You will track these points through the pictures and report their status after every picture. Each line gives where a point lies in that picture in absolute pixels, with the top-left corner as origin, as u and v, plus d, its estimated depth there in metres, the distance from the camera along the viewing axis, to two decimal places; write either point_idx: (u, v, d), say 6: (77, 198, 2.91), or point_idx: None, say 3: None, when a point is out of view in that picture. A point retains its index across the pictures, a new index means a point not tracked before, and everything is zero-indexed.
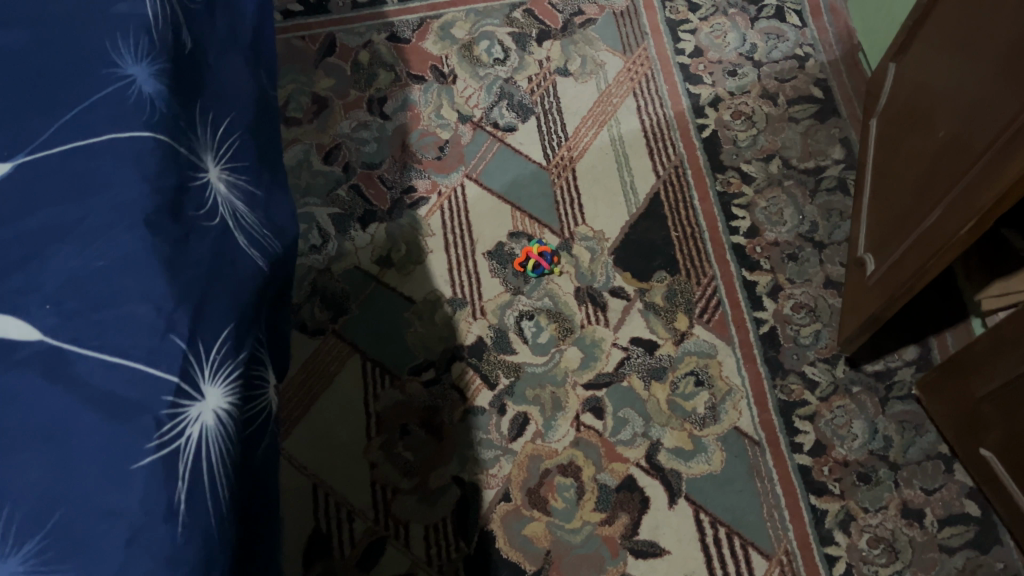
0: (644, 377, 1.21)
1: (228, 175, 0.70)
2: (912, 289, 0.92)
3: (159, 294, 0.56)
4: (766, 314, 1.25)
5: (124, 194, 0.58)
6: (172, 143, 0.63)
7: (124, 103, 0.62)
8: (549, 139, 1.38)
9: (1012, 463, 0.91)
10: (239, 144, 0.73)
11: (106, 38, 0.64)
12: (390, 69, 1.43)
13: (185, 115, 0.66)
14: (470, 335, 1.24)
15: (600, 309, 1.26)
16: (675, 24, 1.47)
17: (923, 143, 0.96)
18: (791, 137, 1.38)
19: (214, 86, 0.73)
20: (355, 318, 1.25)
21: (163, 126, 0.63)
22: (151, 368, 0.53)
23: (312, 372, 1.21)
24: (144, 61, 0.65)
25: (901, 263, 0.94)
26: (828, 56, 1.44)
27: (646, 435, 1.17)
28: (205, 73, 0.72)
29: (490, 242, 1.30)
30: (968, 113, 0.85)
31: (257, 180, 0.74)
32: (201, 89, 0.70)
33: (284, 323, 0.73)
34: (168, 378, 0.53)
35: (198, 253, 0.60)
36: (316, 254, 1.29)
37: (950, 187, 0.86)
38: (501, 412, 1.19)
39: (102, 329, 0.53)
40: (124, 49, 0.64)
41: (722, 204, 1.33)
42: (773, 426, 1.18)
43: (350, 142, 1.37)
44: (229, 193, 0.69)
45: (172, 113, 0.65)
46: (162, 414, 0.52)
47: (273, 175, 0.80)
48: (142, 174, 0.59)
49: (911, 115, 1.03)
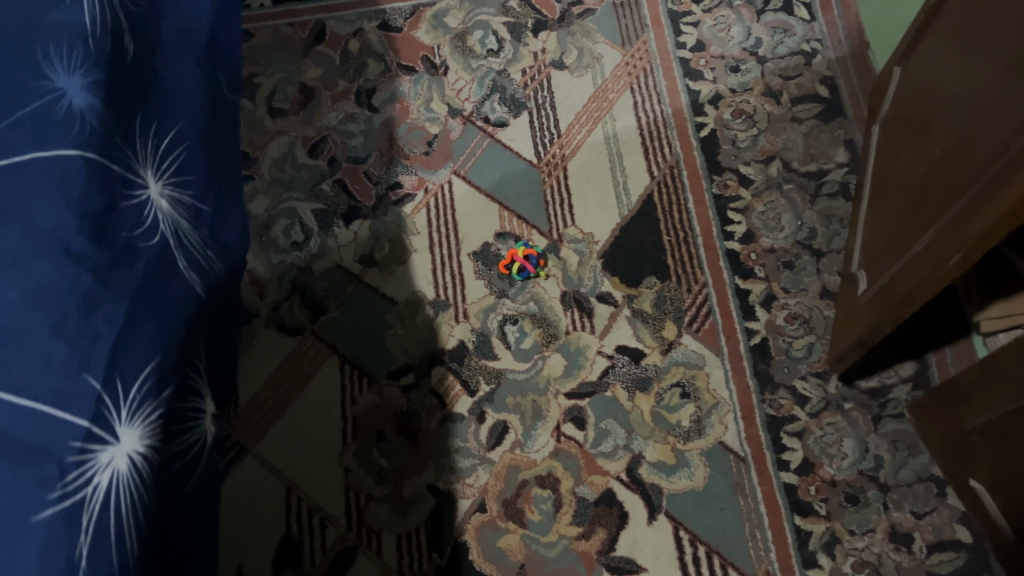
0: (628, 387, 1.17)
1: (170, 190, 0.67)
2: (899, 315, 0.88)
3: (75, 329, 0.53)
4: (758, 324, 1.21)
5: (45, 218, 0.54)
6: (104, 162, 0.60)
7: (52, 118, 0.58)
8: (541, 135, 1.33)
9: (1000, 499, 0.87)
10: (184, 158, 0.70)
11: (36, 43, 0.60)
12: (380, 59, 1.39)
13: (120, 130, 0.63)
14: (452, 338, 1.21)
15: (586, 315, 1.22)
16: (677, 16, 1.41)
17: (920, 158, 0.91)
18: (793, 138, 1.32)
19: (160, 95, 0.69)
20: (335, 319, 1.22)
21: (94, 143, 0.60)
22: (61, 411, 0.50)
23: (289, 374, 1.19)
24: (77, 73, 0.61)
25: (890, 286, 0.90)
26: (837, 52, 1.37)
27: (628, 447, 1.14)
28: (150, 82, 0.69)
29: (476, 243, 1.27)
30: (965, 134, 0.79)
31: (202, 196, 0.71)
32: (142, 99, 0.67)
33: (221, 347, 0.71)
34: (78, 422, 0.51)
35: (123, 282, 0.58)
36: (298, 251, 1.26)
37: (941, 211, 0.81)
38: (480, 419, 1.16)
39: (12, 366, 0.49)
40: (56, 58, 0.60)
41: (718, 208, 1.28)
42: (760, 443, 1.14)
43: (336, 134, 1.33)
44: (171, 211, 0.66)
45: (106, 128, 0.61)
46: (68, 462, 0.49)
47: (224, 188, 0.76)
48: (67, 198, 0.56)
49: (911, 126, 0.97)
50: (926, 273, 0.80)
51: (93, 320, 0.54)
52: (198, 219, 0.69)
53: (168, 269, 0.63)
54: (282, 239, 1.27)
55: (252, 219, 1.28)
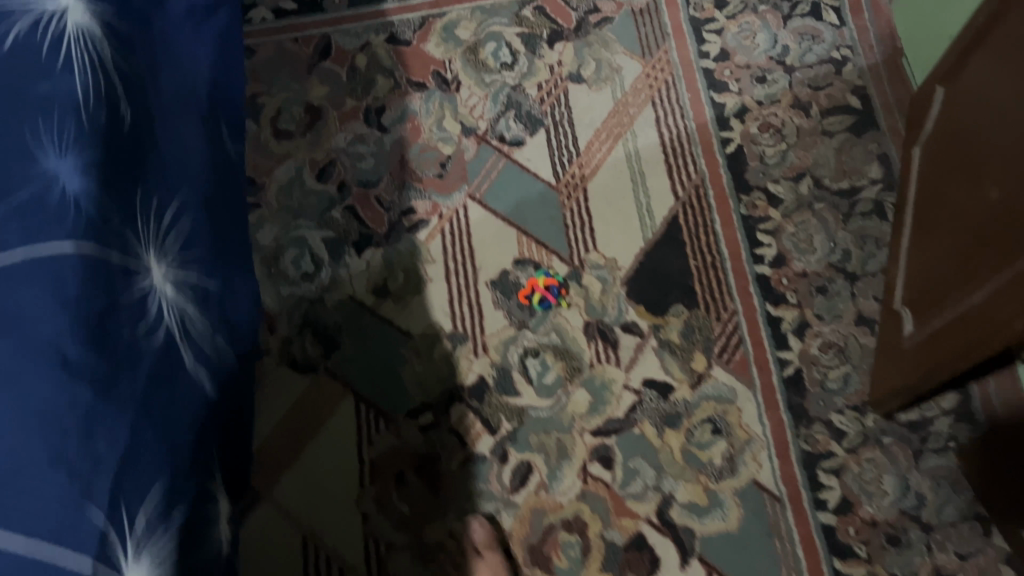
0: (657, 424, 1.13)
1: (175, 272, 0.61)
2: (955, 369, 0.82)
3: (74, 457, 0.48)
4: (791, 354, 1.15)
5: (37, 330, 0.49)
6: (102, 253, 0.54)
7: (43, 210, 0.53)
8: (559, 155, 1.27)
9: None
10: (188, 228, 0.65)
11: (26, 125, 0.55)
12: (389, 75, 1.32)
13: (120, 211, 0.57)
14: (471, 374, 1.16)
15: (611, 346, 1.17)
16: (700, 23, 1.34)
17: (973, 197, 0.85)
18: (824, 153, 1.26)
19: (161, 163, 0.64)
20: (349, 355, 1.17)
21: (91, 233, 0.54)
22: (61, 558, 0.45)
23: (304, 415, 1.14)
24: (70, 153, 0.55)
25: (944, 337, 0.84)
26: (868, 59, 1.30)
27: (658, 488, 1.09)
28: (150, 150, 0.63)
29: (494, 270, 1.21)
30: (1020, 190, 0.74)
31: (209, 271, 0.65)
32: (141, 171, 0.61)
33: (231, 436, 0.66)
34: (81, 568, 0.46)
35: (127, 391, 0.52)
36: (309, 283, 1.21)
37: (1001, 264, 0.75)
38: (502, 460, 1.11)
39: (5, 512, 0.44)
40: (47, 138, 0.55)
41: (746, 229, 1.22)
42: (795, 481, 1.09)
43: (345, 157, 1.27)
44: (177, 296, 0.60)
45: (104, 212, 0.56)
46: None
47: (231, 255, 0.71)
48: (62, 302, 0.51)
49: (960, 158, 0.91)
50: (986, 332, 0.75)
51: (95, 445, 0.49)
52: (205, 300, 0.63)
53: (174, 366, 0.58)
54: (292, 270, 1.22)
55: (261, 251, 1.23)
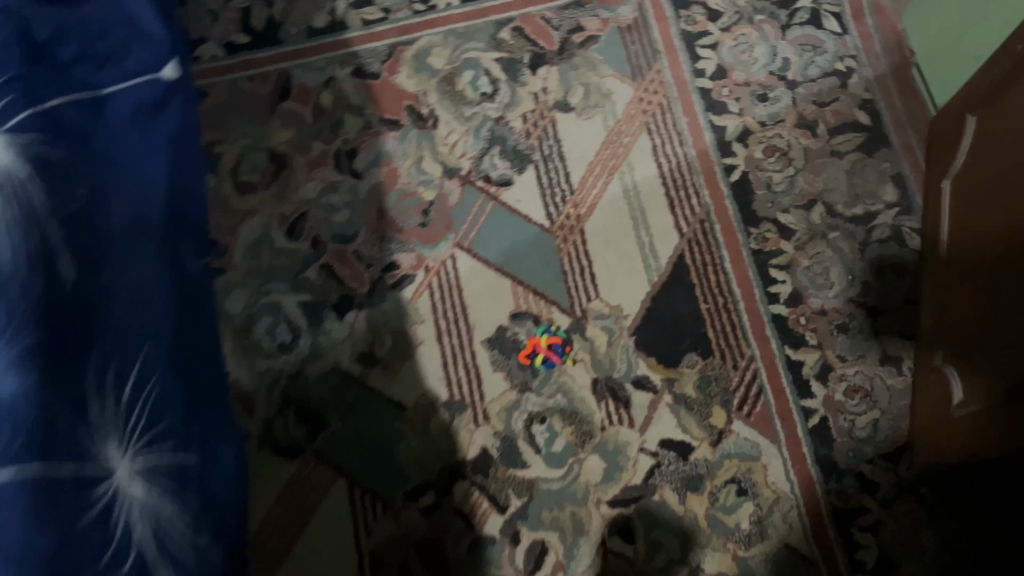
0: (678, 489, 1.05)
1: (143, 459, 0.52)
2: None
3: None
4: (815, 402, 1.08)
5: None
6: (48, 473, 0.45)
7: None
8: (551, 193, 1.17)
9: None
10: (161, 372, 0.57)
11: None
12: (358, 113, 1.20)
13: (69, 404, 0.48)
14: (473, 446, 1.07)
15: (623, 404, 1.08)
16: (693, 38, 1.24)
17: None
18: (834, 176, 1.17)
19: (115, 320, 0.54)
20: (338, 433, 1.07)
21: (33, 450, 0.45)
22: None
23: (292, 504, 1.04)
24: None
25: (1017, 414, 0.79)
26: (874, 70, 1.22)
27: (684, 560, 1.02)
28: (100, 308, 0.53)
29: (489, 327, 1.11)
30: None
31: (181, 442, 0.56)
32: (91, 338, 0.52)
33: None
34: None
35: None
36: (288, 355, 1.10)
37: None
38: (514, 541, 1.03)
39: None
40: None
41: (758, 265, 1.13)
42: (830, 542, 1.02)
43: (317, 210, 1.16)
44: (146, 490, 0.51)
45: (49, 412, 0.46)
46: None
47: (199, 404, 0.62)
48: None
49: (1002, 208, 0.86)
50: None
51: None
52: (179, 481, 0.54)
53: None
54: (267, 341, 1.10)
55: (230, 320, 1.11)
